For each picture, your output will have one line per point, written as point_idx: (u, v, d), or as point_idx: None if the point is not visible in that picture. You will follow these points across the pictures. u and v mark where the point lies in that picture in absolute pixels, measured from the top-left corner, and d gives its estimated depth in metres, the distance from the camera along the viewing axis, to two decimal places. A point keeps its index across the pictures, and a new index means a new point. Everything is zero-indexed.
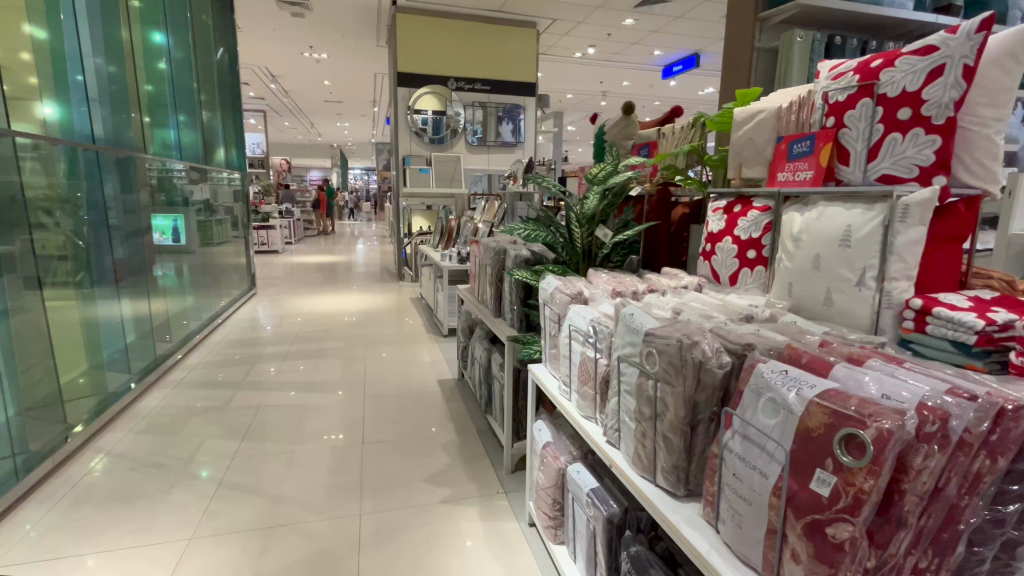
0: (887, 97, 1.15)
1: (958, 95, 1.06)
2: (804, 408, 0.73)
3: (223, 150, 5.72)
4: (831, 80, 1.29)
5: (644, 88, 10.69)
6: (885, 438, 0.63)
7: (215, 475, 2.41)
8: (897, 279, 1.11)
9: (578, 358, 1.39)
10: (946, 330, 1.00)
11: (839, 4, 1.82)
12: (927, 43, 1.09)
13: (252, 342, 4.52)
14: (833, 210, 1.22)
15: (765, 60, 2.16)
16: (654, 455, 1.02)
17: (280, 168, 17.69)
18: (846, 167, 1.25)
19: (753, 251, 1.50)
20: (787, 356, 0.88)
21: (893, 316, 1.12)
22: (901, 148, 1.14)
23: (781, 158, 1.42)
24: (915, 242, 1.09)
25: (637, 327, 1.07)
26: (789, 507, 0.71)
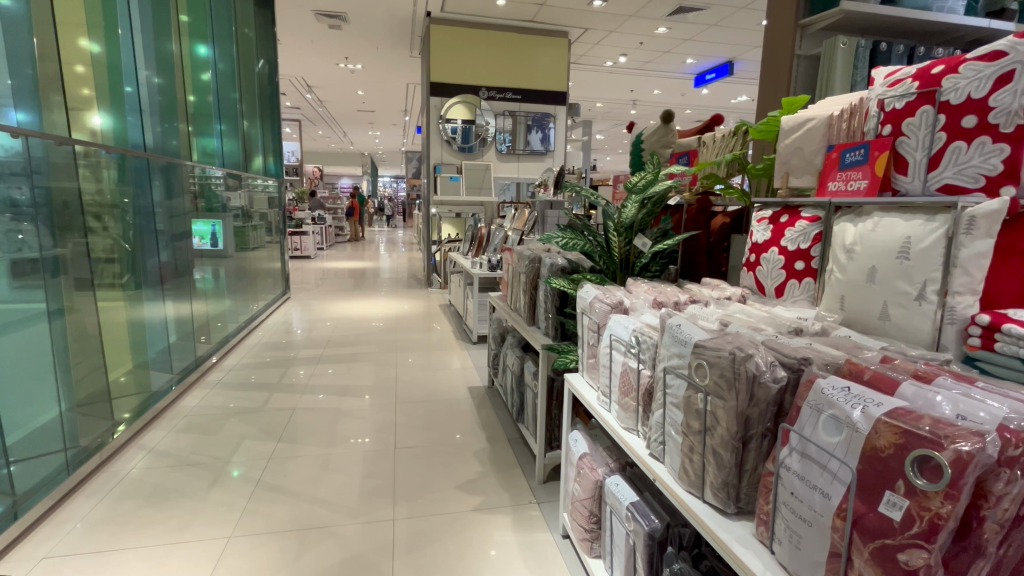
0: (950, 104, 1.10)
1: None
2: (871, 426, 0.70)
3: (261, 158, 5.91)
4: (887, 87, 1.25)
5: (676, 97, 10.59)
6: (964, 461, 0.60)
7: (251, 475, 2.46)
8: (962, 293, 1.05)
9: (619, 368, 1.38)
10: (1017, 349, 0.94)
11: (886, 9, 1.76)
12: (994, 49, 1.05)
13: (285, 345, 4.62)
14: (890, 220, 1.18)
15: (806, 67, 2.11)
16: (703, 470, 0.99)
17: (313, 176, 18.18)
18: (904, 177, 1.20)
19: (801, 262, 1.46)
20: (848, 372, 0.85)
21: (957, 333, 1.06)
22: (965, 157, 1.09)
23: (832, 167, 1.39)
24: (982, 254, 1.04)
25: (685, 339, 1.05)
26: (855, 530, 0.68)
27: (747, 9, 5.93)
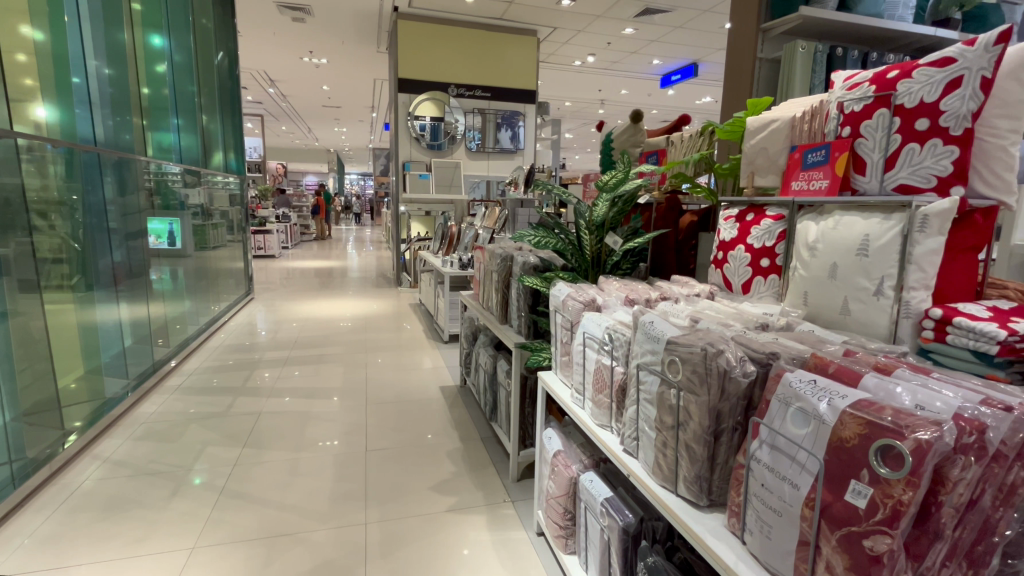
0: (904, 108, 1.15)
1: (976, 106, 1.06)
2: (836, 417, 0.73)
3: (221, 153, 5.71)
4: (846, 91, 1.30)
5: (642, 96, 10.75)
6: (924, 449, 0.62)
7: (215, 483, 2.38)
8: (916, 289, 1.11)
9: (593, 365, 1.38)
10: (968, 340, 1.00)
11: (844, 16, 1.83)
12: (944, 55, 1.10)
13: (249, 348, 4.48)
14: (849, 219, 1.23)
15: (767, 70, 2.17)
16: (676, 465, 1.01)
17: (277, 173, 17.68)
18: (862, 177, 1.25)
19: (766, 260, 1.50)
20: (813, 365, 0.88)
21: (912, 326, 1.11)
22: (919, 158, 1.14)
23: (795, 167, 1.43)
24: (933, 251, 1.09)
25: (658, 335, 1.07)
26: (823, 519, 0.71)
27: (711, 12, 6.07)
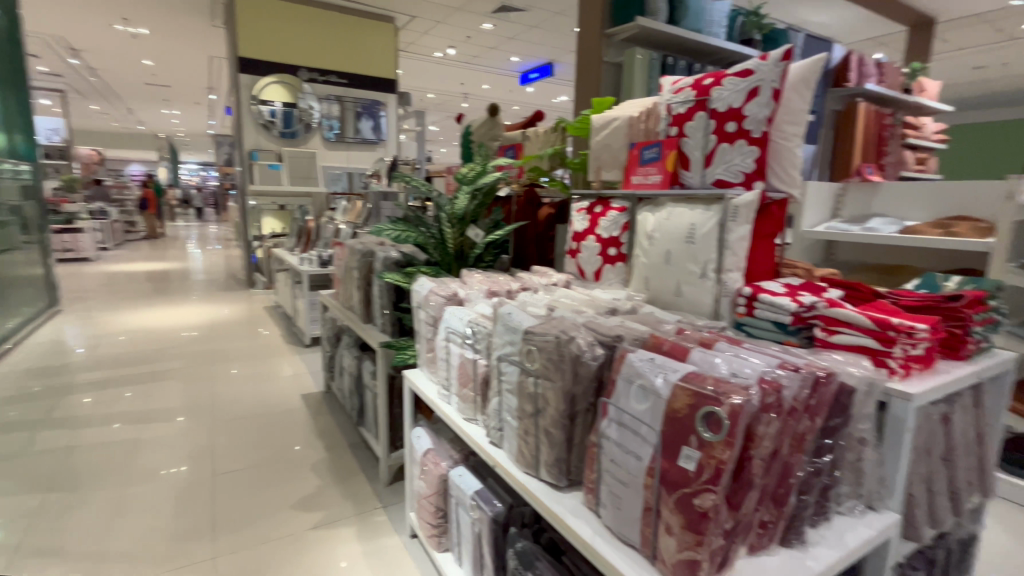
0: (718, 112, 1.31)
1: (770, 113, 1.24)
2: (670, 391, 0.80)
3: (2, 134, 4.62)
4: (673, 94, 1.44)
5: (504, 92, 11.00)
6: (737, 412, 0.71)
7: (5, 542, 1.92)
8: (732, 271, 1.27)
9: (457, 360, 1.37)
10: (770, 313, 1.17)
11: (673, 28, 2.06)
12: (745, 67, 1.27)
13: (54, 370, 3.71)
14: (679, 210, 1.37)
15: (611, 74, 2.34)
16: (537, 450, 1.04)
17: (87, 160, 14.88)
18: (688, 172, 1.40)
19: (613, 249, 1.61)
20: (651, 344, 0.96)
21: (729, 303, 1.27)
22: (730, 156, 1.31)
23: (634, 163, 1.55)
24: (743, 237, 1.26)
25: (516, 325, 1.08)
26: (662, 484, 0.77)
27: (562, 14, 6.39)
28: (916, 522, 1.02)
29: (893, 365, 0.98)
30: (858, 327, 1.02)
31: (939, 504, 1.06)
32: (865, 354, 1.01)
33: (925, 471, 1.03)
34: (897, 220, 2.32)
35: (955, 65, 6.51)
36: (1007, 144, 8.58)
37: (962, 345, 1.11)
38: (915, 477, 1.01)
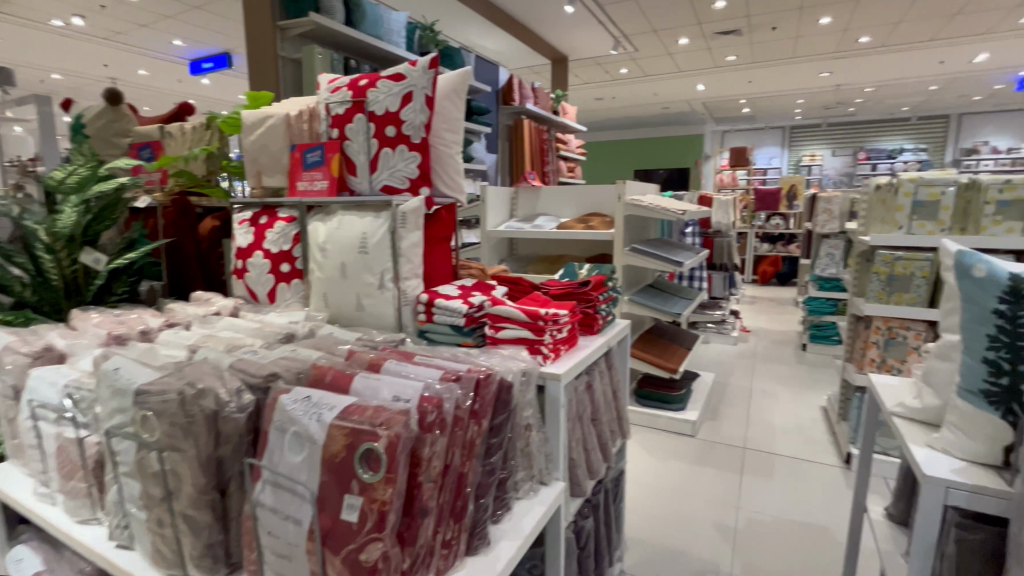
0: (376, 115, 1.26)
1: (424, 120, 1.25)
2: (325, 434, 0.68)
3: None
4: (330, 93, 1.33)
5: (168, 83, 9.09)
6: (395, 444, 0.64)
7: None
8: (408, 278, 1.24)
9: (53, 443, 0.96)
10: (446, 317, 1.18)
11: (349, 31, 2.30)
12: (397, 71, 1.25)
13: None
14: (349, 218, 1.26)
15: (290, 69, 2.29)
16: (177, 544, 0.78)
17: None
18: (355, 177, 1.31)
19: (286, 264, 1.40)
20: (313, 378, 0.83)
21: (410, 312, 1.24)
22: (393, 162, 1.27)
23: (297, 167, 1.38)
24: (415, 244, 1.25)
25: (125, 386, 0.80)
26: (326, 546, 0.66)
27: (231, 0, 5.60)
28: (579, 480, 1.18)
29: (546, 350, 1.08)
30: (516, 321, 1.11)
31: (593, 458, 1.24)
32: (524, 345, 1.10)
33: (580, 435, 1.20)
34: (555, 217, 2.76)
35: (585, 96, 8.37)
36: (621, 157, 11.56)
37: (595, 321, 1.32)
38: (573, 442, 1.15)
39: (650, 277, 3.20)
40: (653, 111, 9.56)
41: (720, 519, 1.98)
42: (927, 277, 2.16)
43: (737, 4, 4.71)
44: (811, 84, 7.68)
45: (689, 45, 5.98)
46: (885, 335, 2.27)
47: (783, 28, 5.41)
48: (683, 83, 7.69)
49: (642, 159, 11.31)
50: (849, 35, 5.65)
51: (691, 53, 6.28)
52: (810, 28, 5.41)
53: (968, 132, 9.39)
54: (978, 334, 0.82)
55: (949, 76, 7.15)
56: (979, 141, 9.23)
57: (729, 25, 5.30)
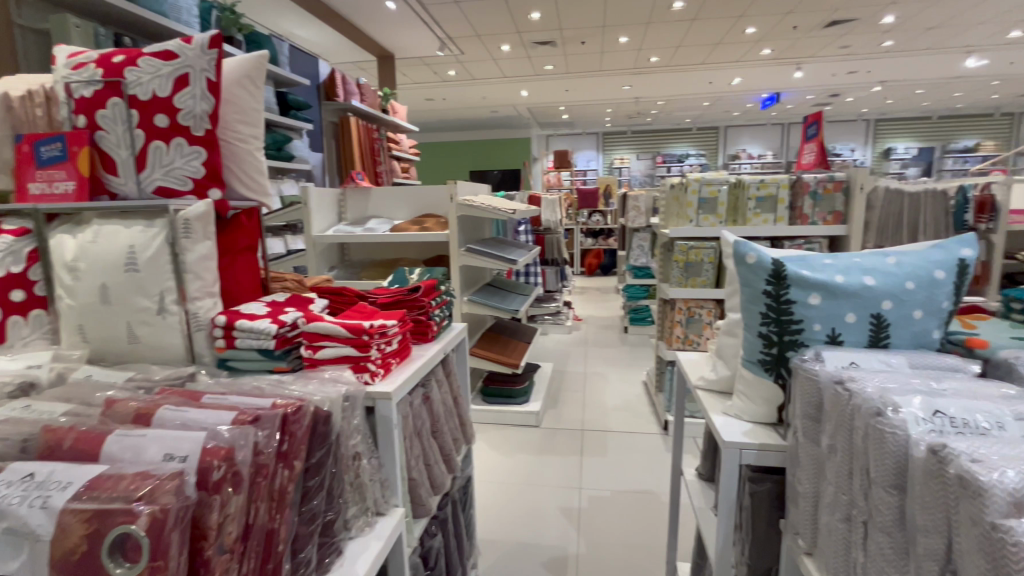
0: (139, 100, 1.02)
1: (209, 108, 1.02)
2: (55, 524, 0.50)
3: None
4: (70, 70, 1.04)
5: None
6: (161, 521, 0.50)
7: None
8: (199, 298, 1.01)
9: None
10: (250, 341, 0.99)
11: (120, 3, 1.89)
12: (165, 48, 1.02)
13: None
14: (109, 228, 1.00)
15: (33, 41, 1.80)
16: None
17: None
18: (116, 178, 1.05)
19: (19, 291, 1.02)
20: (46, 446, 0.62)
21: (205, 338, 1.02)
22: (168, 158, 1.03)
23: (27, 164, 1.06)
24: (206, 256, 1.02)
25: None
26: None
27: None
28: (421, 500, 1.10)
29: (373, 368, 0.98)
30: (336, 338, 0.98)
31: (436, 473, 1.18)
32: (347, 363, 0.98)
33: (419, 451, 1.12)
34: (388, 220, 2.63)
35: (415, 96, 8.25)
36: (455, 159, 11.69)
37: (428, 329, 1.26)
38: (411, 461, 1.07)
39: (488, 276, 3.24)
40: (483, 114, 9.85)
41: (566, 503, 2.08)
42: (712, 262, 2.54)
43: (551, 16, 5.05)
44: (617, 96, 8.64)
45: (511, 52, 6.25)
46: (686, 314, 2.62)
47: (590, 43, 5.97)
48: (508, 89, 8.04)
49: (476, 161, 11.59)
50: (643, 54, 6.47)
51: (514, 60, 6.58)
52: (612, 45, 6.07)
53: (732, 141, 11.51)
54: (753, 312, 0.94)
55: (716, 95, 8.66)
56: (740, 149, 11.37)
57: (545, 36, 5.67)
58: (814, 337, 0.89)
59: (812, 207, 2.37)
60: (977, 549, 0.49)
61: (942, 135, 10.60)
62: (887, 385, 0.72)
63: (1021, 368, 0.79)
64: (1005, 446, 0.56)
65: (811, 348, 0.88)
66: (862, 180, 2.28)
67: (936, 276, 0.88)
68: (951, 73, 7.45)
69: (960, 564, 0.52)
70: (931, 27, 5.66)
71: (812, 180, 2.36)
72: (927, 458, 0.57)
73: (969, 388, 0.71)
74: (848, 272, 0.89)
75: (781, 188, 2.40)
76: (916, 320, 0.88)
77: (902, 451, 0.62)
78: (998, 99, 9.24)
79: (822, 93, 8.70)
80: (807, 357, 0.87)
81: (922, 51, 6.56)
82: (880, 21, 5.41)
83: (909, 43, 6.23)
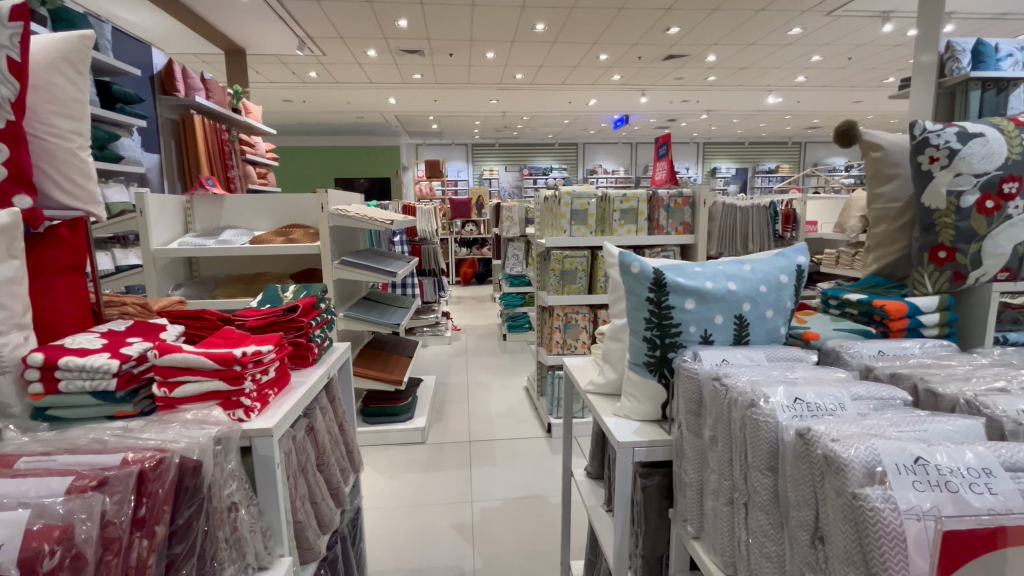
0: None
1: (13, 95, 0.82)
2: None
3: None
4: None
5: None
6: None
7: None
8: (3, 332, 0.80)
9: None
10: (81, 383, 0.81)
11: None
12: None
13: None
14: None
15: None
16: None
17: None
18: None
19: None
20: None
21: (13, 382, 0.81)
22: None
23: None
24: (11, 280, 0.80)
25: None
26: None
27: None
28: (309, 543, 0.99)
29: (248, 403, 0.86)
30: (199, 371, 0.84)
31: (325, 510, 1.07)
32: (215, 400, 0.85)
33: (304, 489, 1.01)
34: (247, 231, 2.36)
35: (270, 96, 7.59)
36: (318, 165, 10.99)
37: (309, 352, 1.14)
38: (297, 501, 0.96)
39: (363, 289, 3.08)
40: (348, 120, 9.41)
41: (458, 518, 2.04)
42: (585, 270, 2.70)
43: (418, 26, 5.00)
44: (484, 109, 8.84)
45: (377, 57, 6.06)
46: (564, 320, 2.74)
47: (458, 55, 6.02)
48: (375, 95, 7.78)
49: (341, 168, 11.01)
50: (508, 70, 6.71)
51: (380, 66, 6.38)
52: (479, 59, 6.19)
53: (589, 157, 12.45)
54: (638, 318, 1.01)
55: (575, 114, 9.31)
56: (597, 164, 12.35)
57: (413, 45, 5.60)
58: (690, 338, 0.99)
59: (666, 218, 2.65)
60: (842, 518, 0.56)
61: (752, 158, 12.62)
62: (755, 378, 0.82)
63: (846, 355, 0.95)
64: (851, 424, 0.66)
65: (689, 349, 0.97)
66: (705, 195, 2.62)
67: (782, 280, 1.02)
68: (758, 107, 8.92)
69: (828, 532, 0.60)
70: (743, 67, 6.71)
71: (666, 194, 2.64)
72: (796, 441, 0.65)
73: (815, 375, 0.84)
74: (715, 278, 1.00)
75: (641, 201, 2.63)
76: (768, 319, 1.02)
77: (774, 438, 0.71)
78: (790, 130, 11.26)
79: (662, 117, 9.83)
80: (687, 357, 0.95)
81: (737, 87, 7.75)
82: (706, 58, 6.27)
83: (727, 79, 7.31)
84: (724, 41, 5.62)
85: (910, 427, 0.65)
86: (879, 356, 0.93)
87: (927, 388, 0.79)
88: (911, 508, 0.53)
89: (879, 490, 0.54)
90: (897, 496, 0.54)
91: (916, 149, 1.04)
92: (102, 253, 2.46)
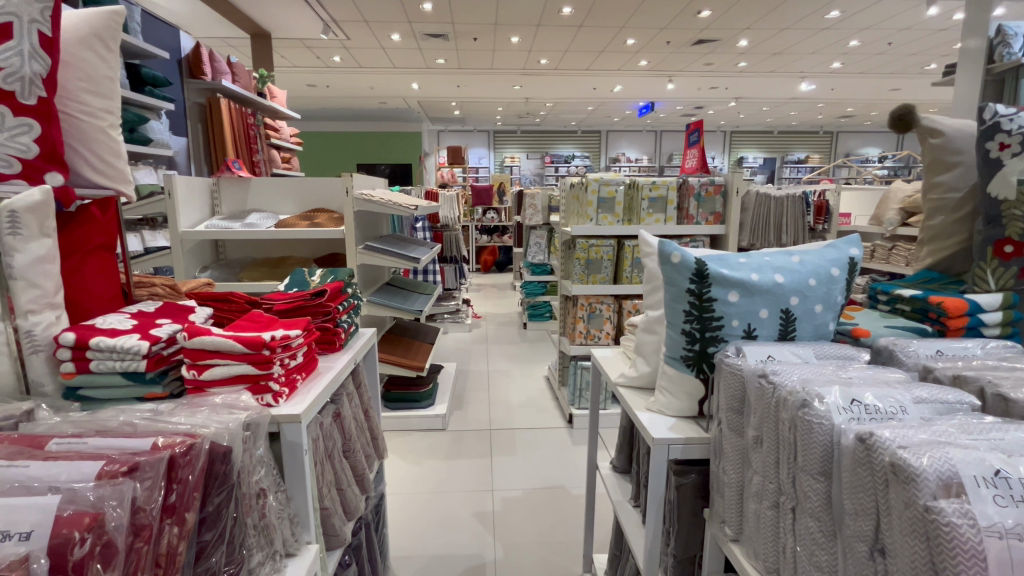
0: None
1: (44, 71, 0.80)
2: None
3: None
4: None
5: None
6: None
7: None
8: (35, 311, 0.79)
9: None
10: (111, 363, 0.80)
11: None
12: None
13: None
14: None
15: None
16: None
17: None
18: None
19: None
20: None
21: (45, 361, 0.81)
22: None
23: None
24: (44, 259, 0.80)
25: None
26: None
27: None
28: (335, 530, 0.98)
29: (276, 388, 0.85)
30: (228, 356, 0.83)
31: (349, 497, 1.06)
32: (243, 384, 0.84)
33: (331, 476, 1.00)
34: (272, 214, 2.36)
35: (295, 80, 7.61)
36: (341, 150, 11.04)
37: (336, 337, 1.13)
38: (324, 488, 0.95)
39: (386, 275, 3.07)
40: (371, 105, 9.40)
41: (479, 506, 2.04)
42: (611, 259, 2.64)
43: (443, 9, 4.93)
44: (508, 95, 8.75)
45: (401, 42, 6.01)
46: (588, 310, 2.70)
47: (482, 40, 5.95)
48: (398, 80, 7.75)
49: (364, 153, 11.05)
50: (533, 55, 6.60)
51: (404, 51, 6.34)
52: (504, 44, 6.10)
53: (613, 145, 12.26)
54: (677, 310, 0.96)
55: (600, 101, 9.16)
56: (620, 152, 12.15)
57: (437, 29, 5.54)
58: (732, 332, 0.94)
59: (696, 208, 2.56)
60: (910, 531, 0.52)
61: (781, 147, 12.27)
62: (806, 377, 0.77)
63: (900, 354, 0.90)
64: (917, 430, 0.61)
65: (731, 344, 0.93)
66: (737, 184, 2.52)
67: (833, 274, 0.97)
68: (790, 95, 8.64)
69: (890, 545, 0.56)
70: (776, 53, 6.48)
71: (697, 182, 2.55)
72: (855, 446, 0.61)
73: (870, 375, 0.78)
74: (761, 270, 0.95)
75: (670, 189, 2.56)
76: (817, 314, 0.96)
77: (829, 441, 0.66)
78: (821, 120, 10.91)
79: (690, 105, 9.63)
80: (729, 353, 0.91)
81: (768, 73, 7.51)
82: (737, 43, 6.08)
83: (759, 65, 7.08)
84: (756, 26, 5.43)
85: (983, 435, 0.60)
86: (937, 356, 0.88)
87: (996, 392, 0.73)
88: (992, 525, 0.49)
89: (956, 503, 0.50)
90: (975, 510, 0.50)
91: (985, 135, 0.97)
92: (129, 235, 2.48)
